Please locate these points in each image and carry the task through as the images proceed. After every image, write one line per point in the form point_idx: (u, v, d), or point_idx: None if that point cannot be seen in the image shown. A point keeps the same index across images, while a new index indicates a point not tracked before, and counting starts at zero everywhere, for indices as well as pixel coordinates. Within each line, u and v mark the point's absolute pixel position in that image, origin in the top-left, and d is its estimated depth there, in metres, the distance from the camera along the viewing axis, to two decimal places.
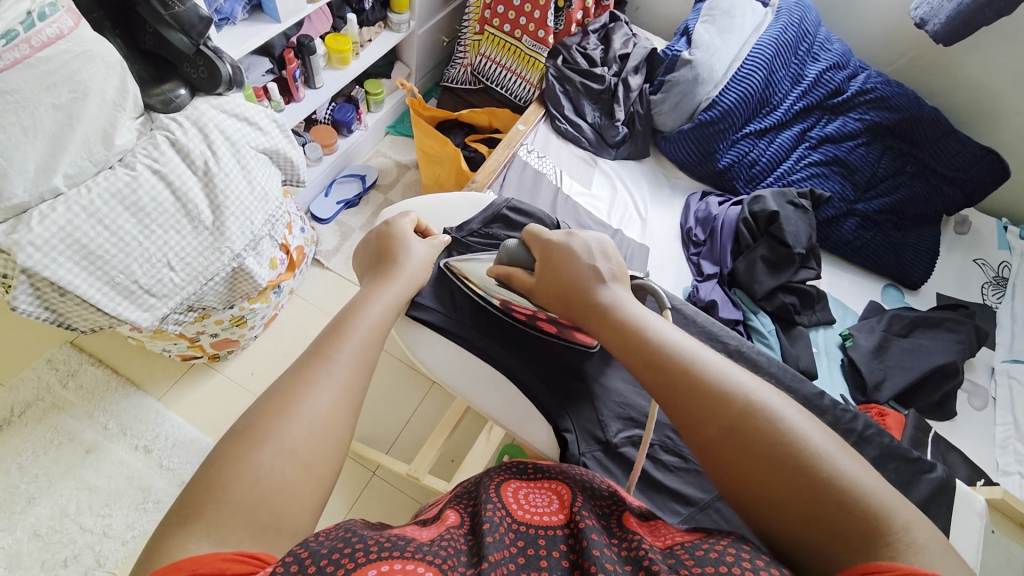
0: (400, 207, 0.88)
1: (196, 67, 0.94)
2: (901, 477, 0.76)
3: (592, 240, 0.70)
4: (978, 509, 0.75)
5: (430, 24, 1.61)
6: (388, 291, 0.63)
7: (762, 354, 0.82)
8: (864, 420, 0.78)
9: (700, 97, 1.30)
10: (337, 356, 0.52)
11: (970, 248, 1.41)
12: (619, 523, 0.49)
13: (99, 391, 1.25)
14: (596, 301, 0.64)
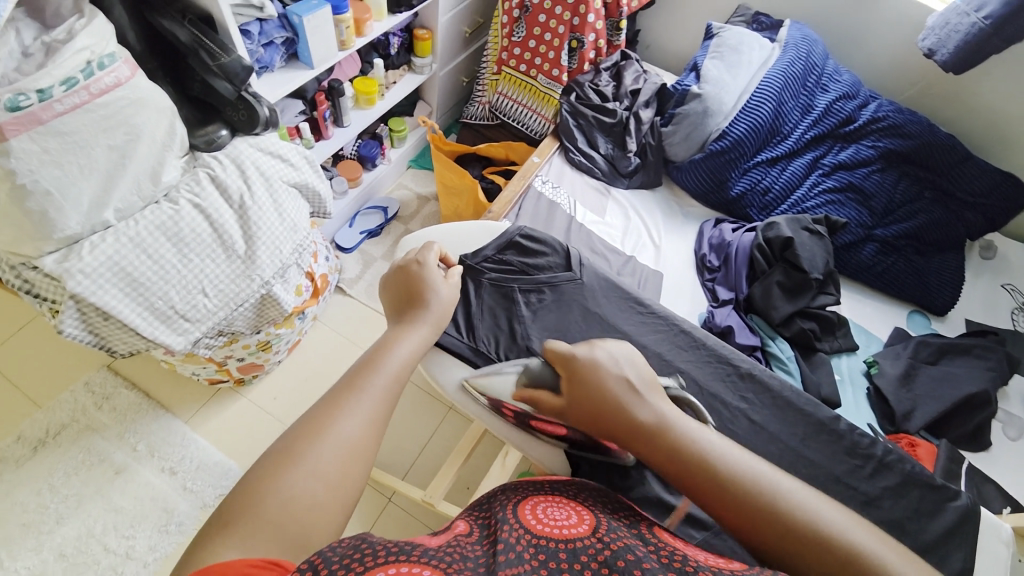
0: (420, 235, 0.91)
1: (237, 110, 1.02)
2: (925, 506, 0.72)
3: (610, 355, 0.62)
4: (1007, 539, 0.71)
5: (451, 66, 1.71)
6: (416, 331, 0.66)
7: (775, 378, 0.80)
8: (883, 445, 0.75)
9: (710, 128, 1.34)
10: (369, 387, 0.55)
11: (997, 273, 1.38)
12: (653, 537, 0.43)
13: (130, 413, 1.30)
14: (640, 425, 0.56)
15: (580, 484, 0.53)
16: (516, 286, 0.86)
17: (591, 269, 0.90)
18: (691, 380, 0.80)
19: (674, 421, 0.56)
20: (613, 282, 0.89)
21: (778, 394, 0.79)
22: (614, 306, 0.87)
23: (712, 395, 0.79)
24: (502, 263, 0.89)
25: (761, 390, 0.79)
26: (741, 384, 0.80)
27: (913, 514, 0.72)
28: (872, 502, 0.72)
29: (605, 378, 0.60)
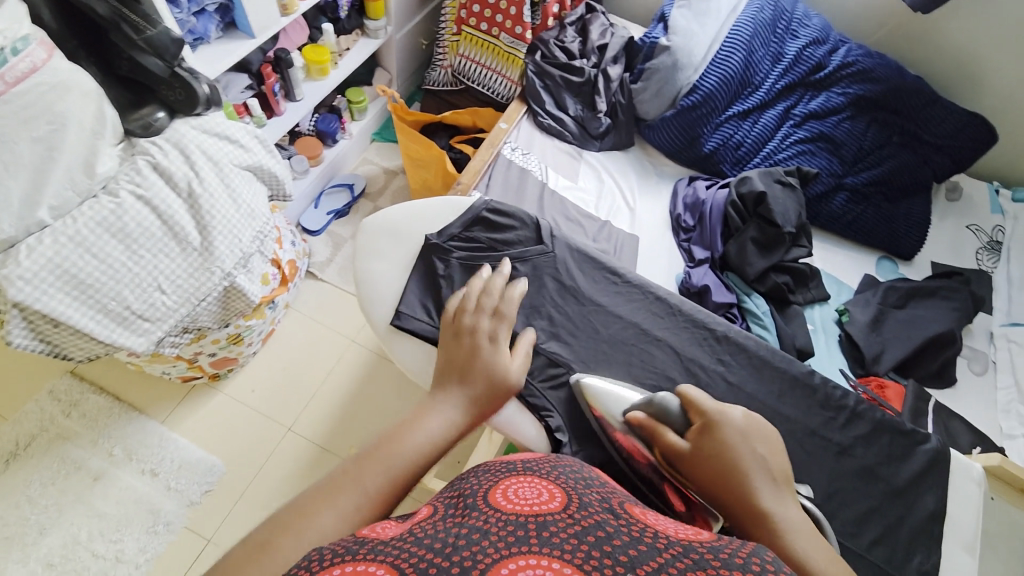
0: (383, 214, 0.87)
1: (172, 89, 0.93)
2: (895, 450, 0.75)
3: (751, 429, 0.58)
4: (975, 476, 0.75)
5: (407, 28, 1.61)
6: (439, 415, 0.56)
7: (749, 337, 0.81)
8: (854, 396, 0.77)
9: (680, 82, 1.29)
10: (372, 475, 0.47)
11: (963, 214, 1.40)
12: (621, 508, 0.42)
13: (101, 418, 1.25)
14: (761, 509, 0.51)
15: (554, 461, 0.53)
16: (487, 264, 0.82)
17: (563, 240, 0.87)
18: (669, 346, 0.80)
19: (796, 531, 0.49)
20: (586, 252, 0.87)
21: (752, 352, 0.80)
22: (588, 277, 0.85)
23: (689, 359, 0.79)
24: (470, 242, 0.84)
25: (737, 349, 0.80)
26: (715, 348, 0.80)
27: (884, 458, 0.75)
28: (847, 450, 0.74)
29: (738, 448, 0.56)
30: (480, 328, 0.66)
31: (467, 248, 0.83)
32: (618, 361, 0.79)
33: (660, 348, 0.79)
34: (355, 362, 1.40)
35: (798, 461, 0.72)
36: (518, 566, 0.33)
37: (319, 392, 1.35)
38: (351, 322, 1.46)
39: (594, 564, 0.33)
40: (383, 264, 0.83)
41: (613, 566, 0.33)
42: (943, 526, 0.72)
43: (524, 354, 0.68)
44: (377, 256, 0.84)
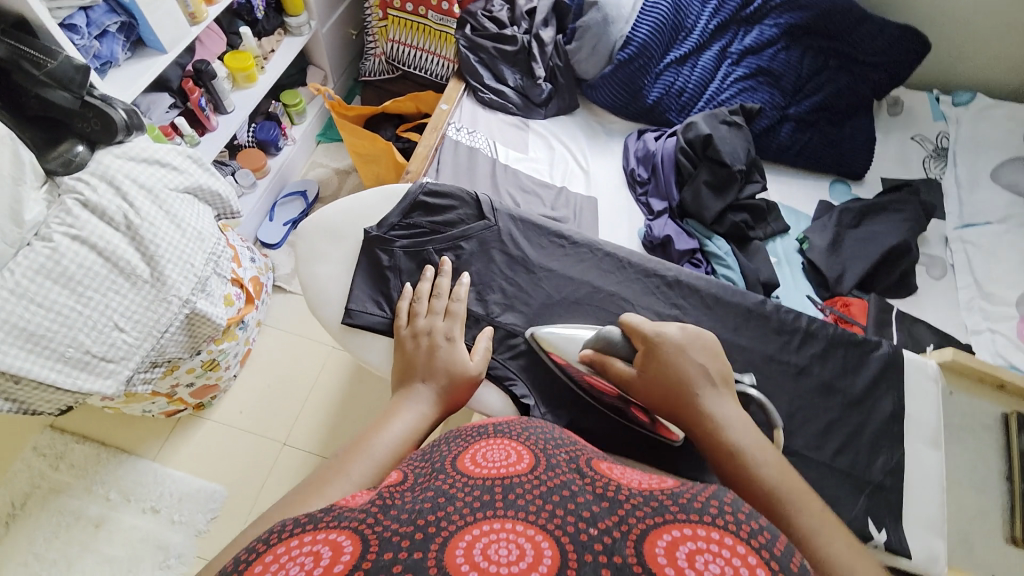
0: (320, 215, 0.85)
1: (87, 120, 0.89)
2: (849, 361, 0.78)
3: (688, 341, 0.64)
4: (930, 373, 0.79)
5: (333, 20, 1.55)
6: (410, 411, 0.59)
7: (700, 279, 0.82)
8: (806, 316, 0.80)
9: (614, 36, 1.29)
10: (352, 472, 0.49)
11: (906, 127, 1.44)
12: (587, 465, 0.44)
13: (91, 466, 1.24)
14: (700, 411, 0.59)
15: (524, 423, 0.54)
16: (432, 248, 0.82)
17: (505, 212, 0.87)
18: (625, 300, 0.81)
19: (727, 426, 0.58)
20: (532, 221, 0.87)
21: (706, 292, 0.82)
22: (536, 245, 0.85)
23: (647, 310, 0.80)
24: (412, 228, 0.83)
25: (692, 293, 0.82)
26: (668, 292, 0.82)
27: (843, 371, 0.78)
28: (805, 370, 0.77)
29: (681, 363, 0.62)
30: (436, 328, 0.70)
31: (411, 235, 0.83)
32: (575, 321, 0.80)
33: (620, 304, 0.81)
34: (338, 368, 1.39)
35: (768, 388, 0.76)
36: (481, 531, 0.35)
37: (307, 403, 1.35)
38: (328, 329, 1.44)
39: (558, 523, 0.36)
40: (330, 266, 0.82)
41: (576, 524, 0.36)
42: (903, 425, 0.76)
43: (483, 351, 0.71)
44: (321, 260, 0.83)
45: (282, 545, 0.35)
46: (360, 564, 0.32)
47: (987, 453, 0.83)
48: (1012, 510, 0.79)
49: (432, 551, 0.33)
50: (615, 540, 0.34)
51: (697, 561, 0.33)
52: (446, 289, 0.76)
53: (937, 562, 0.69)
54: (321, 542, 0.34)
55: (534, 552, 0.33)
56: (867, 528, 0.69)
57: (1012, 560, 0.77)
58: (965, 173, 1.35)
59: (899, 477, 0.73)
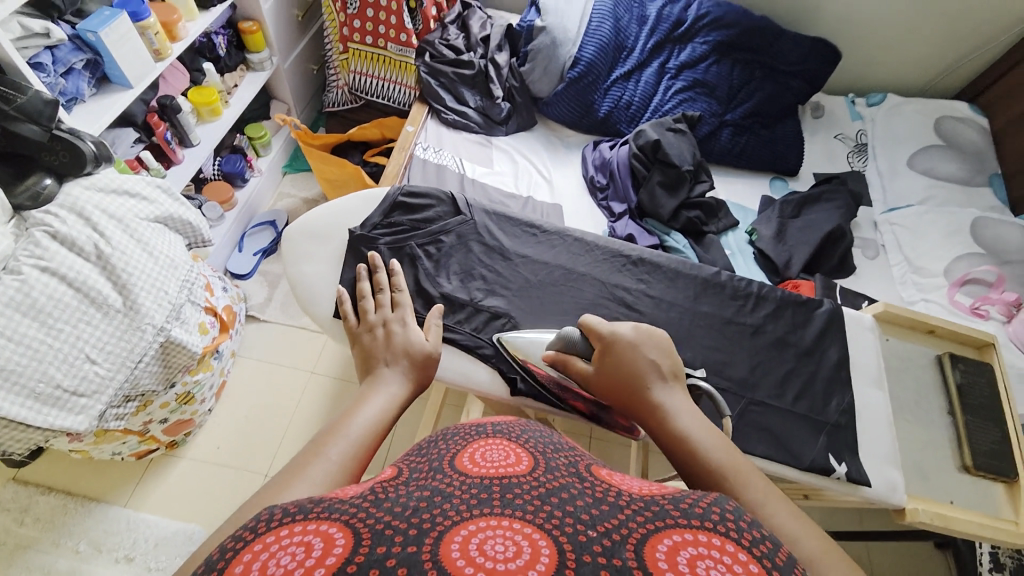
0: (307, 217, 0.88)
1: (54, 153, 0.89)
2: (799, 319, 0.86)
3: (643, 336, 0.68)
4: (868, 325, 0.89)
5: (294, 56, 1.61)
6: (382, 394, 0.59)
7: (660, 255, 0.89)
8: (757, 282, 0.88)
9: (563, 58, 1.39)
10: (332, 452, 0.49)
11: (829, 127, 1.60)
12: (587, 471, 0.45)
13: (58, 517, 1.16)
14: (650, 401, 0.61)
15: (522, 424, 0.56)
16: (413, 243, 0.86)
17: (479, 207, 0.92)
18: (595, 279, 0.87)
19: (676, 414, 0.59)
20: (503, 213, 0.93)
21: (667, 267, 0.89)
22: (510, 234, 0.91)
23: (616, 286, 0.86)
24: (395, 227, 0.87)
25: (656, 273, 0.88)
26: (634, 271, 0.88)
27: (797, 332, 0.85)
28: (761, 329, 0.85)
29: (634, 358, 0.65)
30: (389, 319, 0.72)
31: (395, 232, 0.86)
32: (550, 300, 0.85)
33: (592, 288, 0.86)
34: (320, 394, 1.38)
35: (733, 354, 0.82)
36: (479, 525, 0.34)
37: (289, 431, 1.33)
38: (306, 355, 1.44)
39: (557, 523, 0.35)
40: (317, 264, 0.84)
41: (574, 524, 0.35)
42: (850, 370, 0.84)
43: (434, 327, 0.75)
44: (307, 260, 0.85)
45: (275, 533, 0.33)
46: (352, 558, 0.30)
47: (928, 391, 0.92)
48: (958, 440, 0.88)
49: (426, 546, 0.32)
50: (615, 542, 0.33)
51: (699, 566, 0.32)
52: (386, 283, 0.78)
53: (896, 490, 0.76)
54: (312, 533, 0.33)
55: (531, 546, 0.32)
56: (829, 462, 0.75)
57: (964, 484, 0.85)
58: (884, 164, 1.51)
59: (852, 416, 0.80)
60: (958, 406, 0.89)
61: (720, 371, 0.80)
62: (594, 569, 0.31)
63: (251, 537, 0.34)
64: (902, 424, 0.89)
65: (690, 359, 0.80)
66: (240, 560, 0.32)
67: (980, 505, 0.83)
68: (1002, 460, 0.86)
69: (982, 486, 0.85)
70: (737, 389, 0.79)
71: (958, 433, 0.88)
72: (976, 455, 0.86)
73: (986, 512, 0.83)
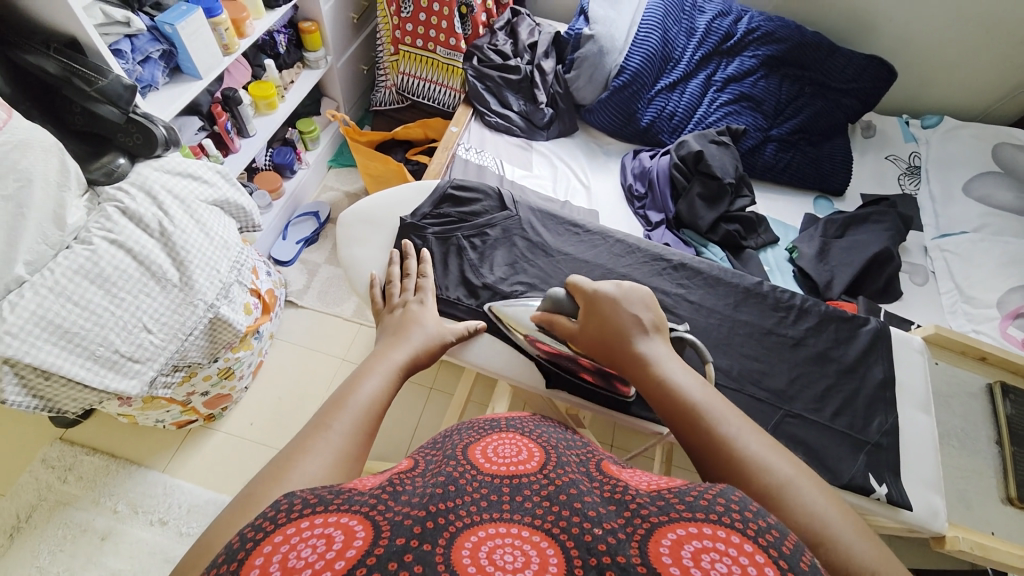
0: (358, 205, 0.91)
1: (130, 135, 0.96)
2: (841, 336, 0.84)
3: (626, 293, 0.68)
4: (916, 347, 0.85)
5: (347, 56, 1.67)
6: (384, 364, 0.59)
7: (701, 262, 0.89)
8: (800, 295, 0.86)
9: (609, 66, 1.41)
10: (337, 425, 0.49)
11: (880, 148, 1.55)
12: (598, 468, 0.46)
13: (100, 478, 1.23)
14: (635, 352, 0.63)
15: (536, 421, 0.56)
16: (460, 234, 0.88)
17: (524, 204, 0.95)
18: (634, 280, 0.87)
19: (659, 364, 0.61)
20: (547, 210, 0.95)
21: (707, 273, 0.88)
22: (553, 232, 0.92)
23: (655, 288, 0.85)
24: (442, 218, 0.90)
25: (695, 278, 0.87)
26: (674, 276, 0.88)
27: (838, 349, 0.83)
28: (801, 342, 0.83)
29: (617, 315, 0.66)
30: (410, 301, 0.75)
31: (441, 224, 0.89)
32: None
33: None
34: None
35: (770, 366, 0.80)
36: (488, 531, 0.36)
37: None
38: (339, 344, 1.48)
39: (564, 526, 0.36)
40: (366, 249, 0.86)
41: (581, 524, 0.36)
42: (895, 391, 0.81)
43: (464, 330, 0.76)
44: (358, 244, 0.87)
45: (294, 525, 0.34)
46: (371, 551, 0.31)
47: (978, 420, 0.87)
48: (1006, 471, 0.83)
49: (438, 547, 0.33)
50: (620, 541, 0.34)
51: (703, 560, 0.32)
52: (414, 269, 0.81)
53: (937, 517, 0.73)
54: (331, 525, 0.33)
55: (540, 556, 0.33)
56: (869, 482, 0.72)
57: (1010, 517, 0.80)
58: (937, 188, 1.45)
59: (895, 438, 0.77)
60: (1007, 435, 0.85)
61: (757, 381, 0.79)
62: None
63: (270, 527, 0.34)
64: (947, 451, 0.85)
65: (727, 367, 0.79)
66: (257, 551, 0.32)
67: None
68: None
69: None
70: (774, 400, 0.77)
71: (1006, 464, 0.84)
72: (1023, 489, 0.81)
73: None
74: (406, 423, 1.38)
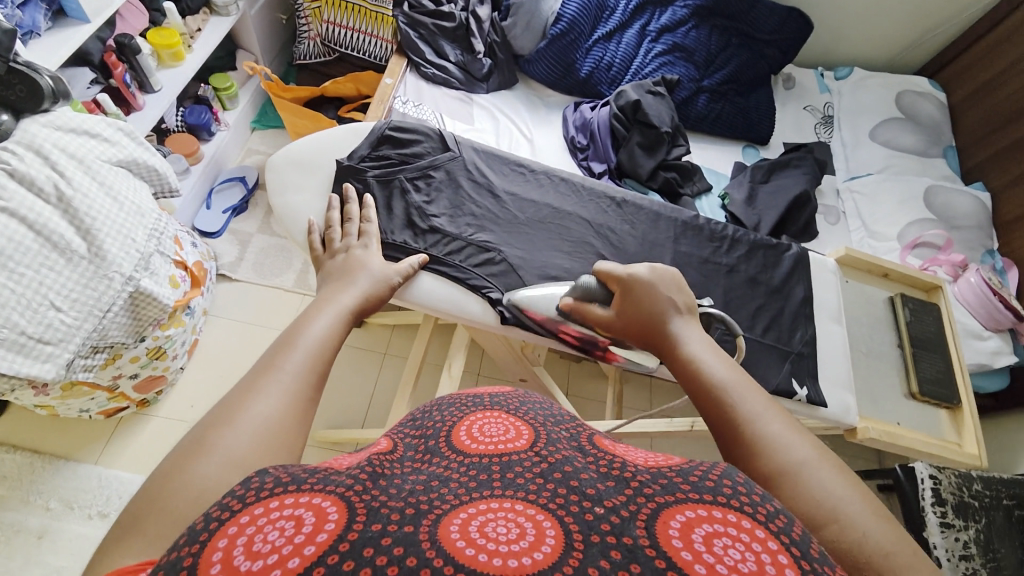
0: (288, 150, 0.85)
1: (10, 87, 0.83)
2: (768, 261, 0.91)
3: (663, 274, 0.67)
4: (830, 268, 0.95)
5: (261, 2, 1.52)
6: (331, 309, 0.57)
7: (643, 199, 0.92)
8: (732, 227, 0.92)
9: (546, 14, 1.38)
10: (287, 366, 0.47)
11: (799, 99, 1.65)
12: (590, 442, 0.41)
13: (23, 477, 1.12)
14: (667, 333, 0.61)
15: (523, 395, 0.50)
16: (403, 177, 0.85)
17: (467, 144, 0.93)
18: (581, 218, 0.89)
19: (692, 344, 0.59)
20: (492, 152, 0.93)
21: (649, 209, 0.92)
22: (499, 172, 0.91)
23: (601, 226, 0.88)
24: (382, 159, 0.86)
25: (637, 215, 0.91)
26: (618, 212, 0.90)
27: (765, 274, 0.90)
28: (734, 269, 0.89)
29: (656, 294, 0.65)
30: (352, 246, 0.72)
31: (382, 166, 0.85)
32: (541, 235, 0.86)
33: (579, 231, 0.87)
34: None
35: (711, 295, 0.86)
36: (478, 510, 0.32)
37: None
38: (281, 317, 1.41)
39: (560, 502, 0.32)
40: (301, 195, 0.81)
41: (579, 500, 0.32)
42: (813, 307, 0.90)
43: (408, 267, 0.74)
44: (291, 191, 0.82)
45: (263, 505, 0.30)
46: (345, 534, 0.28)
47: (882, 331, 0.99)
48: (907, 371, 0.96)
49: (422, 530, 0.29)
50: (624, 520, 0.30)
51: (717, 546, 0.28)
52: (356, 213, 0.77)
53: (849, 412, 0.83)
54: (303, 506, 0.30)
55: (535, 532, 0.30)
56: (792, 386, 0.80)
57: (904, 409, 0.93)
58: (848, 135, 1.57)
59: (814, 347, 0.86)
60: (907, 339, 0.97)
61: None
62: (604, 557, 0.28)
63: (238, 506, 0.31)
64: (859, 360, 0.95)
65: None
66: (222, 533, 0.29)
67: (917, 426, 0.93)
68: (945, 386, 0.95)
69: (923, 410, 0.94)
70: None
71: (905, 364, 0.96)
72: (921, 383, 0.94)
73: (924, 431, 0.92)
74: (364, 390, 1.36)
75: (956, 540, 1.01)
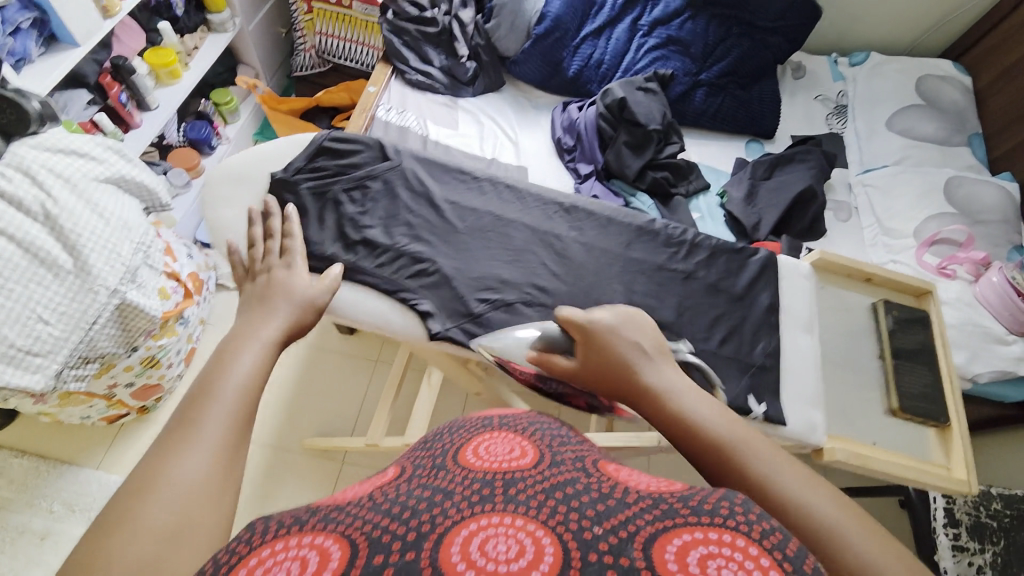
0: (222, 164, 0.86)
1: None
2: (732, 265, 0.89)
3: (621, 321, 0.60)
4: (804, 272, 0.92)
5: (259, 17, 1.56)
6: (253, 334, 0.52)
7: (595, 204, 0.91)
8: (691, 231, 0.90)
9: (528, 12, 1.36)
10: (206, 414, 0.41)
11: (809, 89, 1.56)
12: (595, 463, 0.36)
13: (31, 480, 1.20)
14: (647, 388, 0.51)
15: (530, 415, 0.45)
16: (337, 188, 0.85)
17: (408, 153, 0.92)
18: (523, 225, 0.88)
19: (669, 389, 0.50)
20: (434, 160, 0.92)
21: (600, 214, 0.91)
22: (441, 181, 0.90)
23: (547, 232, 0.88)
24: (318, 171, 0.87)
25: (596, 222, 0.90)
26: (565, 217, 0.90)
27: (728, 279, 0.88)
28: (692, 275, 0.87)
29: (615, 342, 0.58)
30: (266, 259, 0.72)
31: (316, 178, 0.85)
32: (480, 245, 0.85)
33: (535, 240, 0.87)
34: (297, 360, 1.40)
35: (673, 301, 0.84)
36: (480, 523, 0.28)
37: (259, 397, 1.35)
38: None
39: (561, 519, 0.28)
40: (236, 209, 0.82)
41: (577, 518, 0.28)
42: (780, 315, 0.87)
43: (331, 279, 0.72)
44: (227, 205, 0.83)
45: (272, 544, 0.27)
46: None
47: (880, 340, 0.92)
48: (887, 385, 0.89)
49: (423, 554, 0.26)
50: (622, 539, 0.26)
51: (712, 569, 0.25)
52: (278, 227, 0.77)
53: (815, 430, 0.79)
54: (307, 546, 0.27)
55: (534, 548, 0.26)
56: (750, 403, 0.78)
57: (894, 428, 0.86)
58: (863, 125, 1.47)
59: (778, 358, 0.84)
60: (889, 350, 0.89)
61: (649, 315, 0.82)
62: None
63: (245, 548, 0.27)
64: (848, 370, 0.89)
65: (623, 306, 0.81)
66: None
67: (907, 449, 0.85)
68: (932, 402, 0.87)
69: (905, 429, 0.87)
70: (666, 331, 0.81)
71: (886, 378, 0.89)
72: (902, 399, 0.86)
73: (914, 456, 0.84)
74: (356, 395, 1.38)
75: (969, 564, 0.99)
